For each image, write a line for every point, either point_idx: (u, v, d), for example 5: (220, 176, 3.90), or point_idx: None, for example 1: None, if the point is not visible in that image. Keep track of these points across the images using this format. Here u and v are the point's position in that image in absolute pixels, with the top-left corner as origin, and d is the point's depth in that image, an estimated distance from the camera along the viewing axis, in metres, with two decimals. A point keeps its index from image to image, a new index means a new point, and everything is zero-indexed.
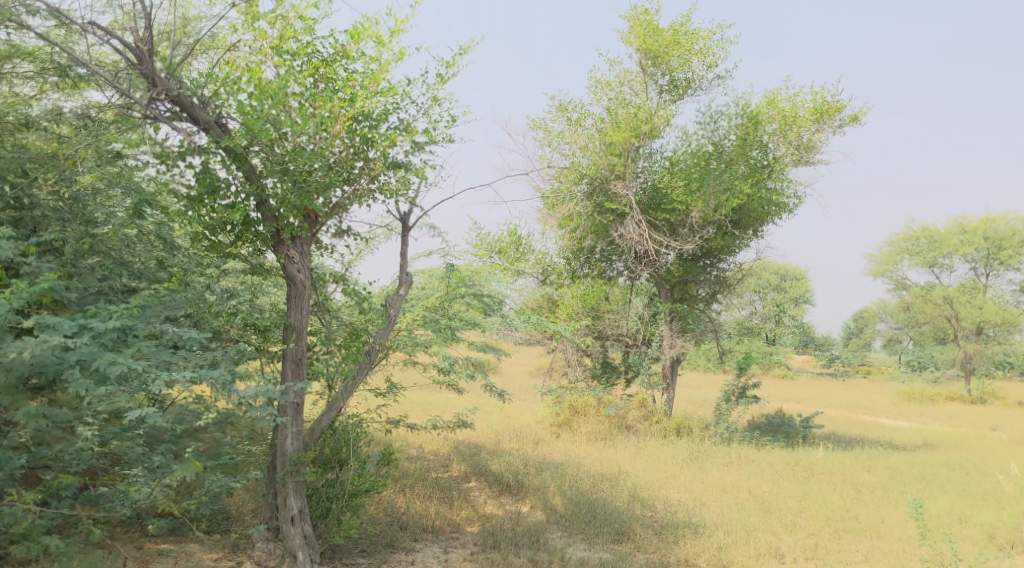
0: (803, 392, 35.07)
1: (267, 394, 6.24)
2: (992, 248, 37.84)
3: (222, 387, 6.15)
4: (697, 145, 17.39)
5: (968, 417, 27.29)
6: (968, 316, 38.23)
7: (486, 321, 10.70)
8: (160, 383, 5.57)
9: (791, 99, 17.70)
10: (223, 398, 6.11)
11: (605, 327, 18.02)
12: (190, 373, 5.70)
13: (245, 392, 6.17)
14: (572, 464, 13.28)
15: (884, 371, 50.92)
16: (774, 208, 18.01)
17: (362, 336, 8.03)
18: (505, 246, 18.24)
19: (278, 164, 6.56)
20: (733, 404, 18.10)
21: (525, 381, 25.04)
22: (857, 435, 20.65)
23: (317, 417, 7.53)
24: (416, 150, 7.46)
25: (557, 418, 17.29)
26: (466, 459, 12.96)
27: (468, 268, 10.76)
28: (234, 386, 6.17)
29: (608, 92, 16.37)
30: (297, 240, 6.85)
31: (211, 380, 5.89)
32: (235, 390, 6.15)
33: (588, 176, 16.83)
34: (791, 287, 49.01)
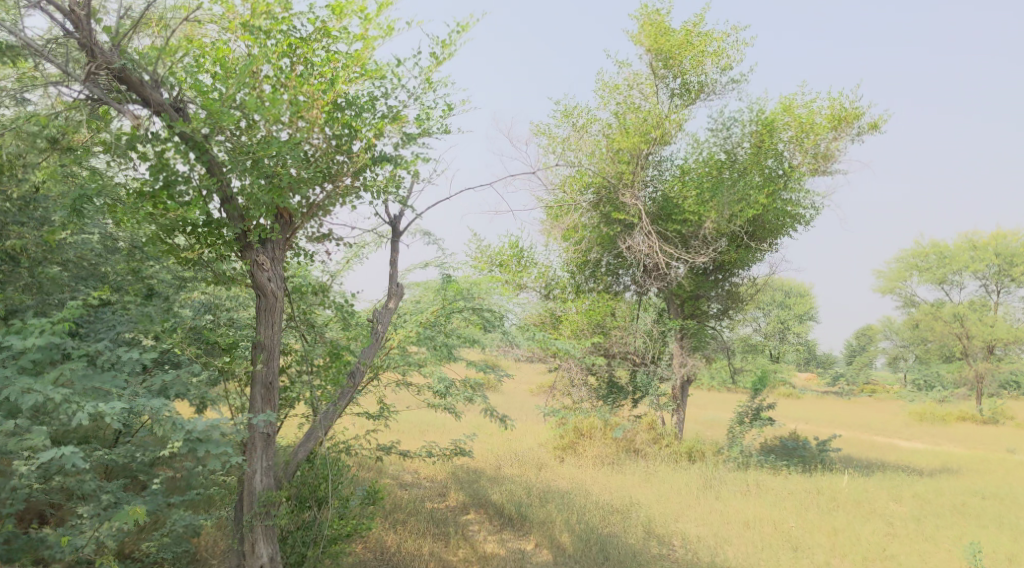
0: (812, 411, 34.12)
1: (219, 428, 5.41)
2: (1003, 264, 36.78)
3: (165, 419, 5.24)
4: (708, 154, 16.53)
5: (984, 439, 26.29)
6: (979, 335, 36.85)
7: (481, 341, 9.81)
8: (81, 416, 4.71)
9: (807, 105, 16.85)
10: (166, 432, 5.22)
11: (611, 344, 17.06)
12: (119, 404, 4.81)
13: (194, 425, 5.27)
14: (578, 493, 12.30)
15: (891, 390, 49.90)
16: (790, 221, 17.09)
17: (344, 355, 7.11)
18: (507, 258, 17.35)
19: (244, 154, 5.68)
20: (747, 426, 17.11)
21: (526, 401, 24.05)
22: (875, 458, 19.63)
23: (293, 450, 6.60)
24: (408, 142, 6.59)
25: (562, 441, 16.34)
26: (464, 489, 12.00)
27: (467, 279, 9.83)
28: (180, 419, 5.26)
29: (617, 96, 15.56)
30: (267, 244, 5.94)
31: (147, 410, 5.00)
32: (181, 423, 5.24)
33: (594, 184, 15.85)
34: (796, 303, 48.08)
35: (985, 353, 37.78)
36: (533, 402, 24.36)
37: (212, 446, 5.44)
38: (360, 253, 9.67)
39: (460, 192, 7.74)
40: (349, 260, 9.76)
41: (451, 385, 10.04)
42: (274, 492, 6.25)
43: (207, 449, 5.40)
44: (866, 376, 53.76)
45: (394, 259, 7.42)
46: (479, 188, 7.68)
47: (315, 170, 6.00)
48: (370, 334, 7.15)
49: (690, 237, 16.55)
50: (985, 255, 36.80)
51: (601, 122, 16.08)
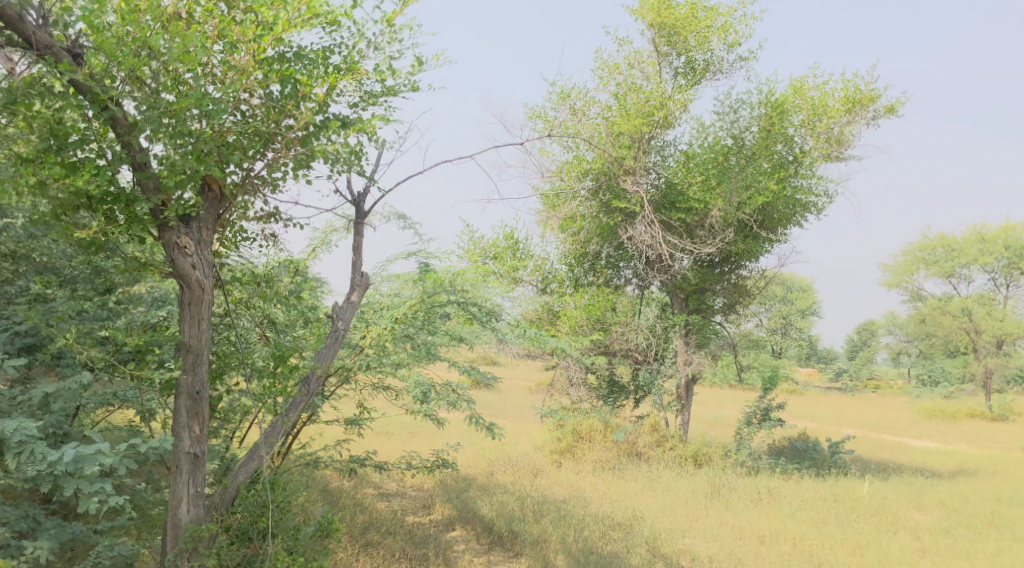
0: (818, 409, 33.16)
1: (94, 458, 5.14)
2: (1014, 258, 35.32)
3: (30, 451, 5.08)
4: (714, 139, 15.35)
5: (996, 436, 25.13)
6: (989, 329, 35.66)
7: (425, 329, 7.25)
8: None
9: (819, 86, 15.56)
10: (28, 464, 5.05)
11: (612, 341, 15.99)
12: None
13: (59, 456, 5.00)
14: (574, 504, 11.27)
15: (895, 385, 48.79)
16: (801, 209, 15.91)
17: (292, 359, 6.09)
18: (501, 251, 16.38)
19: (157, 111, 4.70)
20: (756, 427, 16.00)
21: (522, 401, 23.03)
22: (887, 458, 18.48)
23: (234, 472, 5.75)
24: (367, 101, 5.54)
25: (558, 445, 15.32)
26: (450, 505, 10.93)
27: (449, 269, 8.74)
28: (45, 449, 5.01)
29: (616, 76, 14.46)
30: (191, 225, 5.13)
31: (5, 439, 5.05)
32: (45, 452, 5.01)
33: (593, 171, 15.19)
34: (798, 299, 47.09)
35: (996, 347, 36.37)
36: (532, 402, 23.40)
37: (84, 483, 5.10)
38: (328, 240, 8.69)
39: (435, 166, 6.65)
40: (316, 248, 8.80)
41: (431, 389, 8.99)
42: (203, 522, 5.38)
43: (77, 486, 5.08)
44: (869, 371, 52.66)
45: (358, 244, 6.33)
46: (456, 162, 6.59)
47: (252, 137, 5.15)
48: (328, 333, 6.22)
49: (695, 226, 15.48)
50: (994, 248, 35.41)
51: (600, 103, 14.94)
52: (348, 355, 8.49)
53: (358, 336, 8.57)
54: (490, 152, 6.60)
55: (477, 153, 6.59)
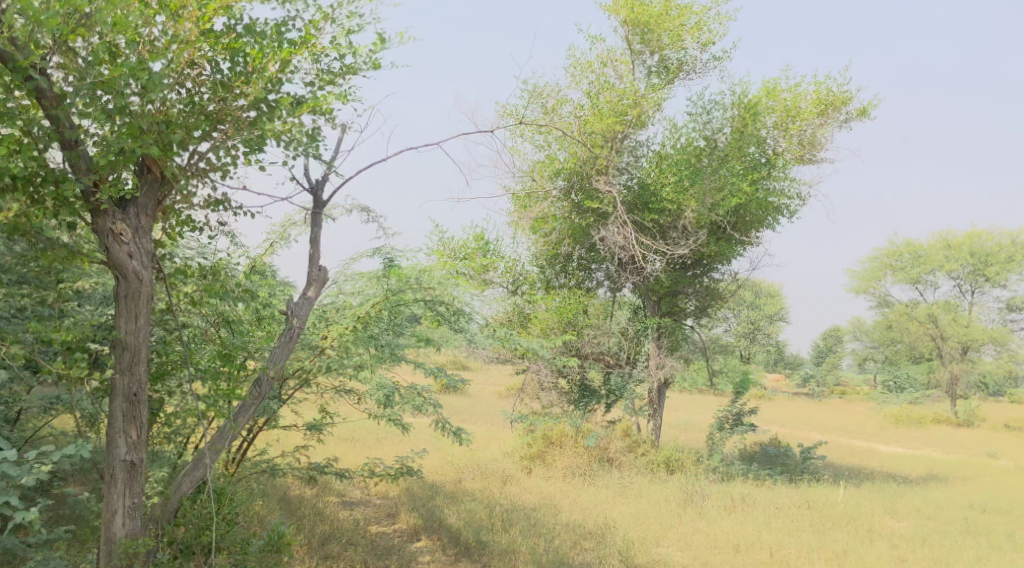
0: (786, 413, 33.24)
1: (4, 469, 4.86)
2: (978, 264, 35.98)
3: None
4: (687, 140, 15.12)
5: (961, 441, 25.31)
6: (954, 335, 36.06)
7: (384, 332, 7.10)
8: None
9: (792, 87, 15.40)
10: None
11: (584, 345, 15.66)
12: None
13: None
14: (545, 513, 10.91)
15: (861, 391, 49.26)
16: (773, 211, 15.75)
17: (237, 359, 5.62)
18: (471, 252, 16.03)
19: (89, 82, 4.44)
20: (728, 433, 15.79)
21: (492, 406, 22.62)
22: (856, 464, 18.41)
23: (177, 482, 5.41)
24: (324, 80, 5.22)
25: (528, 451, 14.97)
26: (416, 514, 10.52)
27: (415, 267, 8.31)
28: None
29: (589, 74, 14.19)
30: (129, 210, 4.88)
31: None
32: None
33: (565, 171, 14.94)
34: (767, 304, 47.32)
35: (960, 353, 36.79)
36: (501, 407, 23.03)
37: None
38: (287, 235, 8.39)
39: (399, 152, 6.28)
40: (274, 243, 8.48)
41: (395, 392, 8.58)
42: (141, 536, 5.05)
43: None
44: (835, 377, 53.13)
45: (315, 236, 5.89)
46: (422, 149, 6.22)
47: (193, 115, 4.84)
48: (282, 331, 5.80)
49: (668, 227, 15.22)
50: (959, 255, 35.83)
51: (573, 102, 14.64)
52: (309, 356, 8.07)
53: (318, 336, 8.16)
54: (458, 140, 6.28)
55: (444, 140, 6.26)
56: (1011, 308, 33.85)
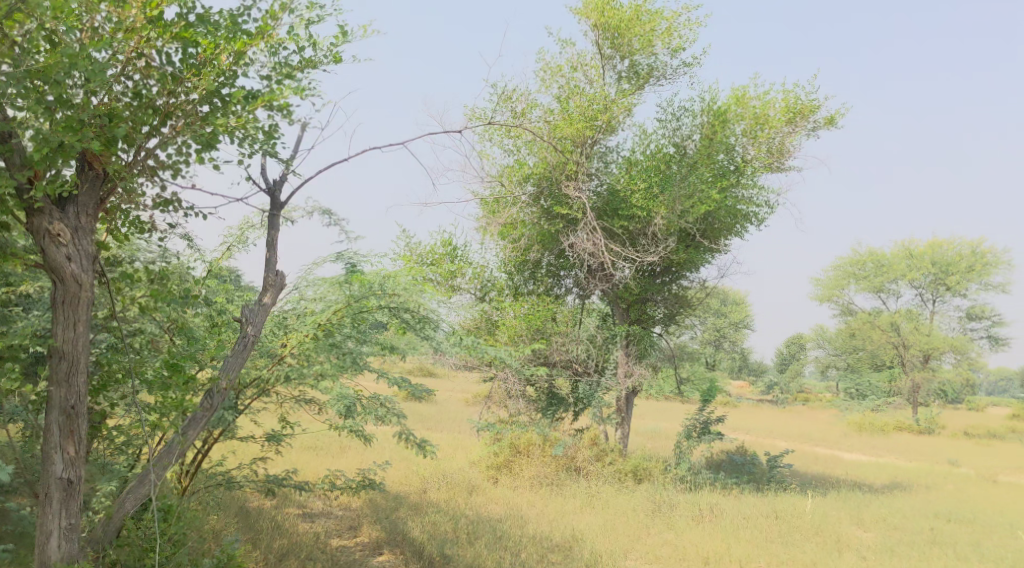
0: (752, 421, 33.50)
1: None
2: (939, 273, 36.50)
3: None
4: (656, 147, 15.07)
5: (922, 449, 25.65)
6: (916, 343, 36.59)
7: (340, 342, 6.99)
8: None
9: (761, 95, 15.38)
10: None
11: (552, 352, 15.47)
12: None
13: None
14: (511, 525, 10.69)
15: (823, 398, 49.91)
16: (742, 219, 15.73)
17: (184, 372, 5.22)
18: (439, 257, 15.76)
19: (25, 71, 4.16)
20: (695, 442, 15.72)
21: (459, 414, 22.34)
22: (821, 472, 18.49)
23: (119, 502, 5.08)
24: (282, 74, 4.97)
25: (495, 460, 14.73)
26: (379, 527, 10.22)
27: (378, 272, 8.04)
28: None
29: (559, 78, 14.04)
30: (68, 210, 4.59)
31: None
32: None
33: (535, 176, 14.80)
34: (732, 312, 47.70)
35: (921, 361, 37.39)
36: (468, 415, 22.78)
37: None
38: (245, 238, 8.12)
39: (363, 152, 5.88)
40: (232, 246, 8.21)
41: (357, 402, 8.30)
42: (78, 559, 4.73)
43: None
44: (799, 384, 53.78)
45: (272, 239, 5.59)
46: (387, 148, 5.88)
47: (141, 109, 4.60)
48: (236, 340, 5.50)
49: (637, 234, 15.11)
50: (921, 264, 36.40)
51: (542, 106, 14.48)
52: (267, 365, 7.76)
53: (277, 342, 7.86)
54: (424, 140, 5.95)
55: (411, 140, 5.93)
56: (970, 317, 34.48)
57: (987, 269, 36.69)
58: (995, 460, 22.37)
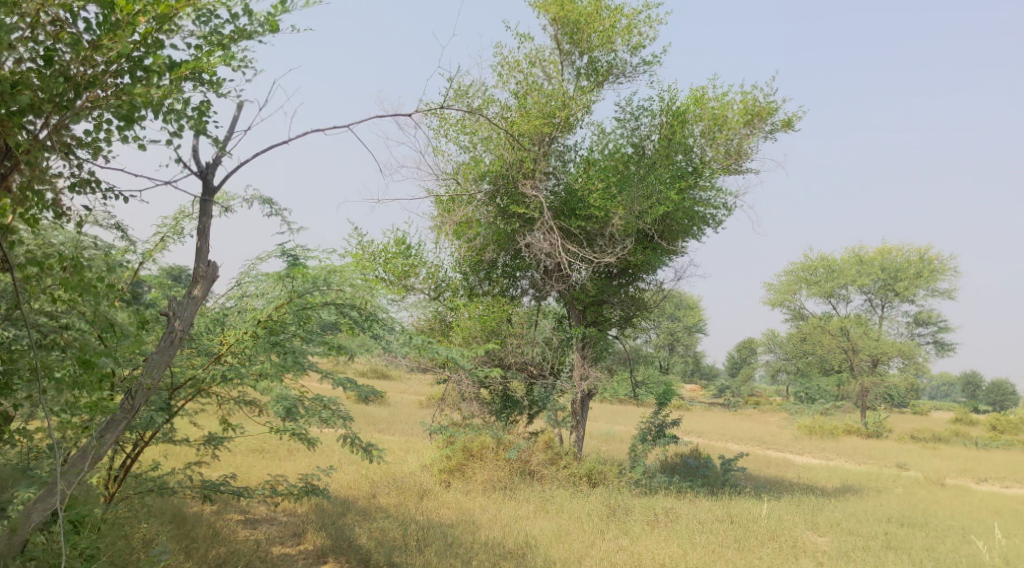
0: (705, 424, 33.69)
1: None
2: (889, 279, 37.22)
3: None
4: (614, 147, 14.88)
5: (870, 452, 26.01)
6: (865, 348, 37.17)
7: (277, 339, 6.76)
8: None
9: (719, 95, 15.29)
10: None
11: (506, 353, 15.14)
12: None
13: None
14: (462, 531, 10.34)
15: (773, 402, 50.61)
16: (700, 221, 15.63)
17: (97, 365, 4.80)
18: (392, 256, 15.34)
19: None
20: (650, 445, 15.56)
21: (410, 418, 21.83)
22: (774, 475, 18.52)
23: (25, 513, 4.60)
24: (214, 44, 4.55)
25: (447, 463, 14.32)
26: (323, 535, 9.76)
27: (323, 266, 7.62)
28: None
29: (517, 74, 13.76)
30: None
31: None
32: None
33: (491, 174, 14.51)
34: (686, 316, 48.05)
35: (869, 366, 38.09)
36: (421, 418, 22.36)
37: None
38: (181, 228, 7.74)
39: (301, 135, 5.16)
40: (166, 237, 7.82)
41: (299, 405, 7.86)
42: None
43: None
44: (750, 388, 54.47)
45: (204, 226, 5.15)
46: (327, 132, 5.15)
47: (52, 78, 4.27)
48: (162, 335, 5.02)
49: (595, 235, 14.90)
50: (870, 270, 37.06)
51: (499, 102, 14.18)
52: (203, 363, 7.33)
53: (213, 340, 7.40)
54: (371, 123, 5.22)
55: (354, 123, 5.21)
56: (917, 322, 35.21)
57: (933, 276, 37.54)
58: (941, 463, 22.77)
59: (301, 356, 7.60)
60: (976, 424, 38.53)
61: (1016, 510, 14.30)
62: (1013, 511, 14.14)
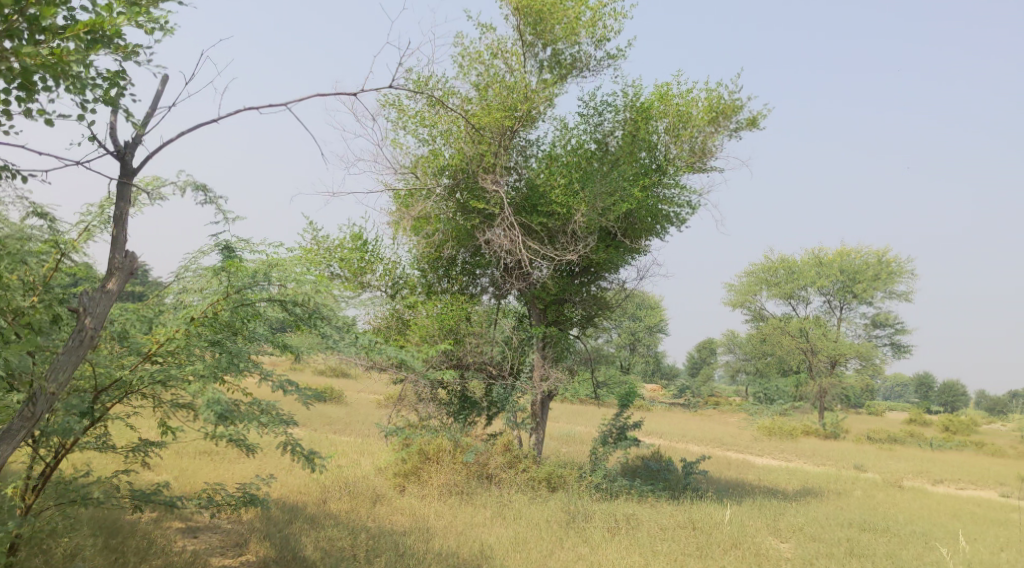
0: (665, 424, 33.58)
1: None
2: (847, 281, 37.63)
3: None
4: (578, 142, 14.54)
5: (828, 453, 26.13)
6: (824, 349, 37.26)
7: (203, 337, 6.39)
8: None
9: (684, 92, 15.02)
10: None
11: (465, 353, 14.68)
12: None
13: None
14: (415, 540, 9.87)
15: (733, 402, 50.92)
16: (663, 219, 15.34)
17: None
18: (348, 253, 14.77)
19: None
20: (611, 447, 15.23)
21: (366, 418, 21.20)
22: (734, 477, 18.37)
23: None
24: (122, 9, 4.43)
25: (402, 467, 13.78)
26: (267, 545, 9.19)
27: (263, 260, 7.07)
28: None
29: (478, 65, 13.32)
30: None
31: None
32: None
33: (451, 168, 14.02)
34: (648, 316, 48.08)
35: (828, 367, 38.45)
36: (378, 419, 21.76)
37: None
38: (109, 217, 7.19)
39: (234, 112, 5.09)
40: (93, 226, 7.28)
41: (238, 409, 7.25)
42: None
43: None
44: (709, 388, 54.73)
45: (120, 212, 4.61)
46: (263, 111, 5.10)
47: None
48: (70, 334, 4.48)
49: (557, 232, 14.55)
50: (829, 272, 37.39)
51: (460, 95, 13.73)
52: (132, 364, 6.71)
53: (143, 337, 6.83)
54: (307, 102, 5.20)
55: (291, 102, 5.17)
56: (875, 324, 35.62)
57: (890, 278, 38.03)
58: (897, 465, 22.92)
59: (239, 356, 6.97)
60: (929, 425, 39.18)
61: (974, 513, 14.31)
62: (971, 514, 14.15)
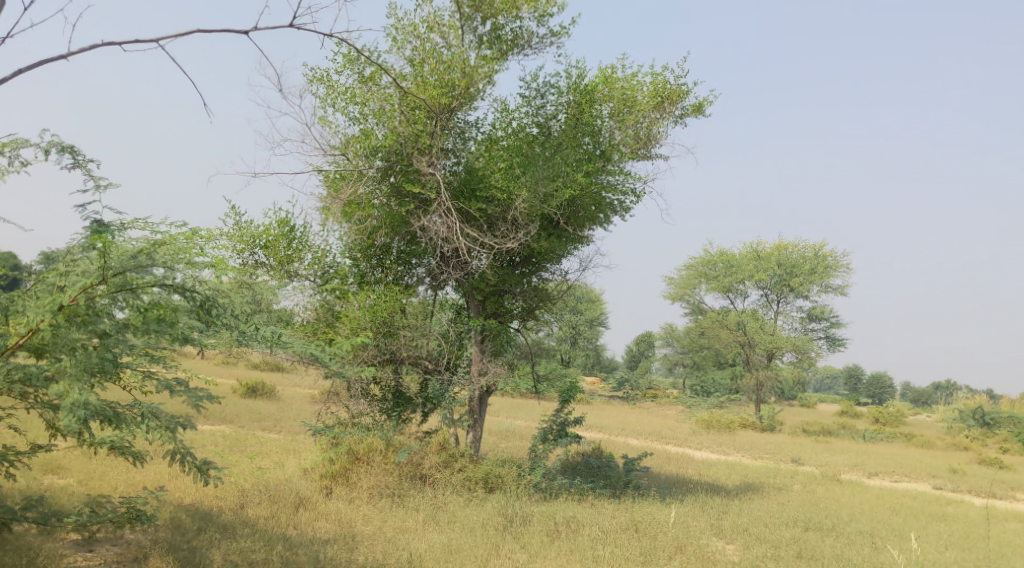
0: (604, 418, 33.23)
1: None
2: (783, 275, 37.90)
3: None
4: (519, 125, 13.81)
5: (765, 447, 26.14)
6: (760, 342, 37.32)
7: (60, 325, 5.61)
8: None
9: (629, 74, 14.44)
10: None
11: (398, 348, 13.76)
12: None
13: None
14: (337, 549, 9.03)
15: (671, 395, 51.16)
16: (607, 208, 14.72)
17: None
18: (273, 238, 13.70)
19: None
20: (552, 445, 14.56)
21: (293, 415, 20.00)
22: (675, 473, 17.95)
23: None
24: None
25: (329, 468, 12.79)
26: (169, 561, 8.16)
27: (155, 243, 6.23)
28: None
29: (412, 39, 12.45)
30: None
31: None
32: None
33: (384, 149, 13.12)
34: (588, 310, 47.71)
35: (764, 360, 38.79)
36: (308, 418, 20.65)
37: None
38: None
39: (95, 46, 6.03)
40: None
41: (114, 413, 6.28)
42: None
43: None
44: (648, 382, 54.88)
45: None
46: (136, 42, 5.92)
47: None
48: None
49: (497, 219, 13.78)
50: (767, 265, 37.71)
51: (393, 71, 12.91)
52: None
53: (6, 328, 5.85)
54: (181, 36, 5.99)
55: (165, 35, 5.95)
56: (810, 318, 36.05)
57: (827, 272, 38.20)
58: (834, 458, 23.01)
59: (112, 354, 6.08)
60: (860, 417, 40.02)
61: (913, 508, 14.19)
62: (910, 508, 14.05)
